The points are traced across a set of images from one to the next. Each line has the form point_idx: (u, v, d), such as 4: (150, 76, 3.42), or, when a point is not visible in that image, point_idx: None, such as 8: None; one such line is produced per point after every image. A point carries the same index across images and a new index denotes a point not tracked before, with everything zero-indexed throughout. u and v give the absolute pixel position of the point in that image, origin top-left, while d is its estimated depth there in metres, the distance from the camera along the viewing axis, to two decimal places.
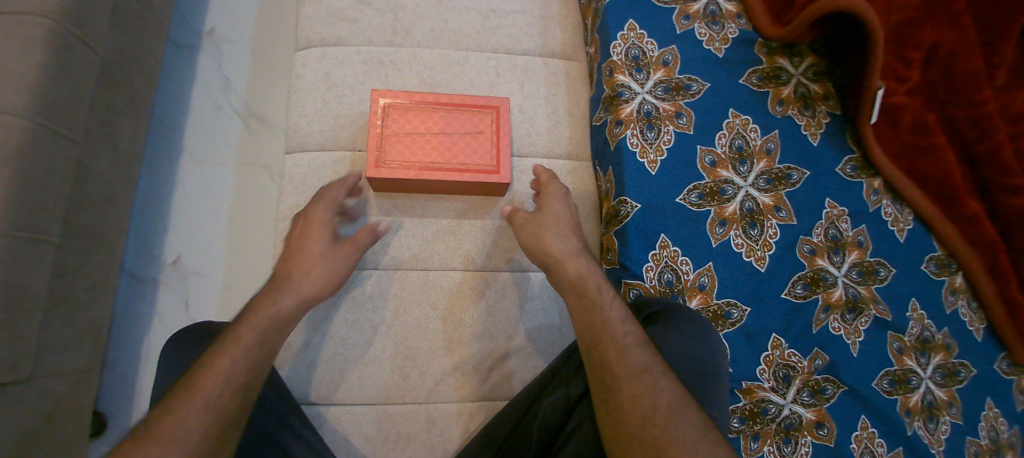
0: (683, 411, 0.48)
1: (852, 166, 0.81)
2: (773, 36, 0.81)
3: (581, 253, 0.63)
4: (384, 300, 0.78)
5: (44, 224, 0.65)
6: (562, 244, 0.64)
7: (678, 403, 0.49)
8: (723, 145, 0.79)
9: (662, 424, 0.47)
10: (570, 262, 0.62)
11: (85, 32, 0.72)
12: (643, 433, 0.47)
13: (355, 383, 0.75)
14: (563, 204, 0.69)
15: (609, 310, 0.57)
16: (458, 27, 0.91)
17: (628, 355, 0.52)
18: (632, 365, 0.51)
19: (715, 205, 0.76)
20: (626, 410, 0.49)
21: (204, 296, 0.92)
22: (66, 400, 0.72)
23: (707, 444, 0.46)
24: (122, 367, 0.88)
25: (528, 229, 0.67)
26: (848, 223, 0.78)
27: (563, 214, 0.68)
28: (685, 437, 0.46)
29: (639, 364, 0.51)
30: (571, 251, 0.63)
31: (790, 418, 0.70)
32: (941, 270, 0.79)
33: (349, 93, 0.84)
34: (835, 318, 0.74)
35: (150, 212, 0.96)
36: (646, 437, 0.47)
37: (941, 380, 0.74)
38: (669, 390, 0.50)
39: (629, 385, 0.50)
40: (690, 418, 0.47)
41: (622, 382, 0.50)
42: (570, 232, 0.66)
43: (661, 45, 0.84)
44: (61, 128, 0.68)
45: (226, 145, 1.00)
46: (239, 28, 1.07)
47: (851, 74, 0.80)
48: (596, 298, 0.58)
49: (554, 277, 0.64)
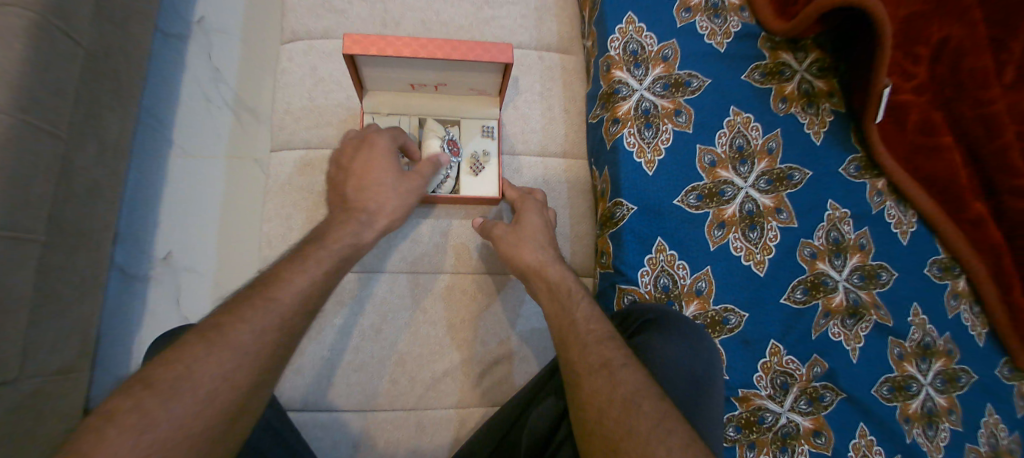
0: (637, 403, 0.44)
1: (856, 166, 0.78)
2: (778, 29, 0.78)
3: (556, 261, 0.62)
4: (373, 301, 0.76)
5: (27, 222, 0.62)
6: (535, 254, 0.62)
7: (633, 394, 0.45)
8: (724, 144, 0.76)
9: (615, 418, 0.44)
10: (545, 271, 0.60)
11: (68, 23, 0.69)
12: (598, 428, 0.44)
13: (343, 388, 0.73)
14: (536, 212, 0.68)
15: (576, 311, 0.55)
16: (450, 19, 0.87)
17: (589, 352, 0.50)
18: (589, 361, 0.49)
19: (713, 206, 0.74)
20: (585, 410, 0.46)
21: (194, 294, 0.90)
22: (51, 401, 0.70)
23: (662, 433, 0.42)
24: (111, 367, 0.86)
25: (505, 242, 0.64)
26: (850, 226, 0.75)
27: (535, 221, 0.67)
28: (636, 428, 0.42)
29: (597, 360, 0.49)
30: (545, 261, 0.61)
31: (786, 427, 0.68)
32: (944, 274, 0.76)
33: (337, 89, 0.82)
34: (835, 324, 0.72)
35: (141, 206, 0.93)
36: (598, 431, 0.44)
37: (940, 386, 0.72)
38: (628, 382, 0.46)
39: (588, 382, 0.48)
40: (645, 410, 0.44)
41: (582, 379, 0.48)
42: (547, 242, 0.64)
43: (661, 40, 0.81)
44: (46, 123, 0.65)
45: (216, 138, 0.98)
46: (228, 17, 1.04)
47: (858, 70, 0.76)
48: (564, 302, 0.57)
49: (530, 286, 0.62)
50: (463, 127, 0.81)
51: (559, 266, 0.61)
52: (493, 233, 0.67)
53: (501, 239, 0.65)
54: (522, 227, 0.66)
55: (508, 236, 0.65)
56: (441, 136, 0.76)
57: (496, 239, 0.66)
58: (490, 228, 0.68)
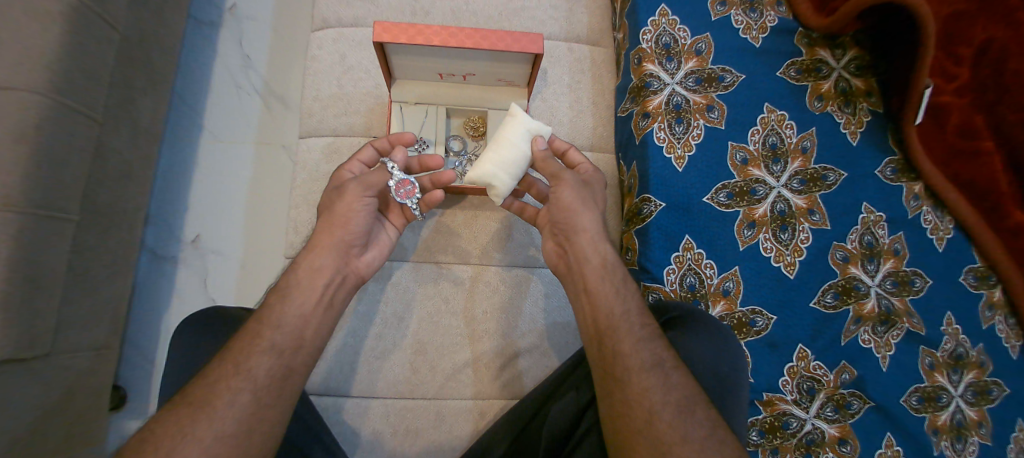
0: (680, 416, 0.44)
1: (892, 169, 0.75)
2: (816, 26, 0.76)
3: (607, 239, 0.55)
4: (394, 290, 0.76)
5: (63, 203, 0.64)
6: (592, 224, 0.55)
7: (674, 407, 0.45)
8: (756, 142, 0.75)
9: (667, 421, 0.43)
10: (603, 246, 0.54)
11: (106, 9, 0.70)
12: (648, 433, 0.43)
13: (365, 375, 0.74)
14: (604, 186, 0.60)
15: (616, 305, 0.51)
16: (480, 9, 0.86)
17: (642, 348, 0.48)
18: (635, 361, 0.47)
19: (744, 205, 0.72)
20: (625, 412, 0.45)
21: (221, 277, 0.92)
22: (84, 375, 0.72)
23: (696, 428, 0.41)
24: (141, 344, 0.89)
25: (572, 188, 0.54)
26: (885, 230, 0.73)
27: (599, 187, 0.58)
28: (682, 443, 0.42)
29: (650, 358, 0.47)
30: (600, 234, 0.55)
31: (811, 434, 0.67)
32: (980, 283, 0.73)
33: (366, 77, 0.82)
34: (865, 330, 0.69)
35: (171, 188, 0.95)
36: (648, 434, 0.43)
37: (971, 399, 0.68)
38: (670, 392, 0.45)
39: (625, 387, 0.46)
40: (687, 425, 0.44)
41: (626, 377, 0.46)
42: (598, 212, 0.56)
43: (695, 33, 0.79)
44: (81, 107, 0.66)
45: (246, 124, 0.99)
46: (260, 5, 1.04)
47: (899, 68, 0.73)
48: (609, 291, 0.52)
49: None
50: (489, 117, 0.80)
51: (603, 242, 0.54)
52: (558, 176, 0.56)
53: (569, 185, 0.55)
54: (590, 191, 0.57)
55: (580, 188, 0.55)
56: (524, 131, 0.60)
57: (559, 182, 0.55)
58: (554, 175, 0.56)
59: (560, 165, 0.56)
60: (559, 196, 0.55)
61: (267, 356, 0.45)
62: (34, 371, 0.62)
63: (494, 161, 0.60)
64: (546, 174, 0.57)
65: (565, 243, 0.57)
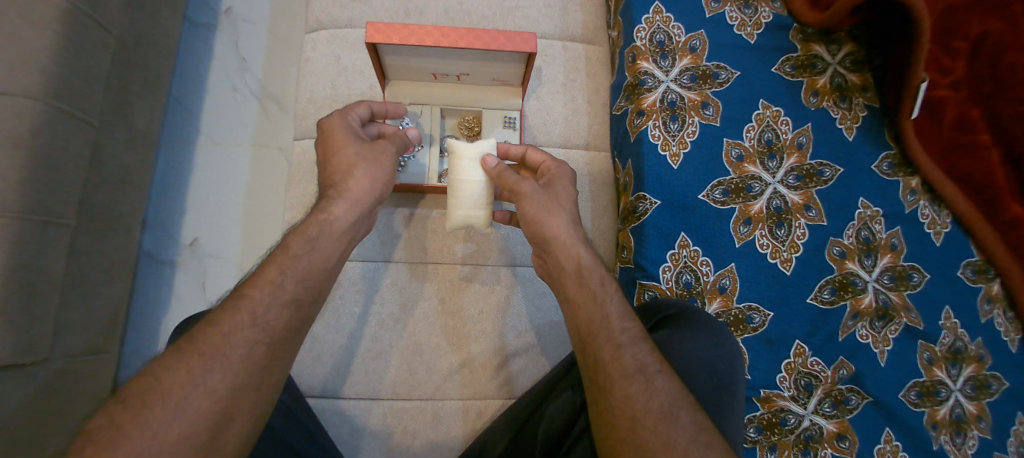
0: (676, 415, 0.44)
1: (889, 164, 0.75)
2: (810, 21, 0.75)
3: (580, 242, 0.55)
4: (391, 291, 0.77)
5: (59, 208, 0.64)
6: (564, 229, 0.55)
7: (669, 406, 0.44)
8: (752, 138, 0.75)
9: (650, 427, 0.43)
10: (576, 250, 0.54)
11: (99, 13, 0.69)
12: (632, 441, 0.43)
13: (361, 377, 0.74)
14: (571, 182, 0.60)
15: (609, 304, 0.51)
16: (474, 9, 0.86)
17: (624, 354, 0.47)
18: (624, 364, 0.47)
19: (739, 202, 0.72)
20: (618, 412, 0.45)
21: (219, 280, 0.92)
22: (80, 380, 0.72)
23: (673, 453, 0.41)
24: (140, 347, 0.89)
25: (533, 201, 0.55)
26: (882, 225, 0.73)
27: (565, 189, 0.58)
28: (675, 443, 0.42)
29: (633, 364, 0.47)
30: (572, 239, 0.54)
31: (809, 430, 0.66)
32: (978, 277, 0.72)
33: (359, 79, 0.82)
34: (863, 326, 0.69)
35: (169, 192, 0.95)
36: (630, 440, 0.43)
37: (970, 393, 0.68)
38: (664, 392, 0.45)
39: (620, 387, 0.46)
40: (683, 423, 0.43)
41: (618, 379, 0.46)
42: (568, 216, 0.56)
43: (689, 30, 0.79)
44: (76, 111, 0.66)
45: (242, 127, 0.99)
46: (256, 8, 1.04)
47: (894, 63, 0.73)
48: (597, 293, 0.52)
49: (551, 266, 0.55)
50: (484, 117, 0.79)
51: (576, 245, 0.54)
52: (517, 190, 0.56)
53: (529, 198, 0.55)
54: (553, 195, 0.57)
55: (540, 198, 0.55)
56: (461, 162, 0.62)
57: (520, 196, 0.56)
58: (515, 188, 0.57)
59: (516, 176, 0.57)
60: (523, 211, 0.55)
61: (255, 334, 0.41)
62: (30, 376, 0.62)
63: (458, 205, 0.63)
64: (507, 189, 0.58)
65: (543, 254, 0.57)
